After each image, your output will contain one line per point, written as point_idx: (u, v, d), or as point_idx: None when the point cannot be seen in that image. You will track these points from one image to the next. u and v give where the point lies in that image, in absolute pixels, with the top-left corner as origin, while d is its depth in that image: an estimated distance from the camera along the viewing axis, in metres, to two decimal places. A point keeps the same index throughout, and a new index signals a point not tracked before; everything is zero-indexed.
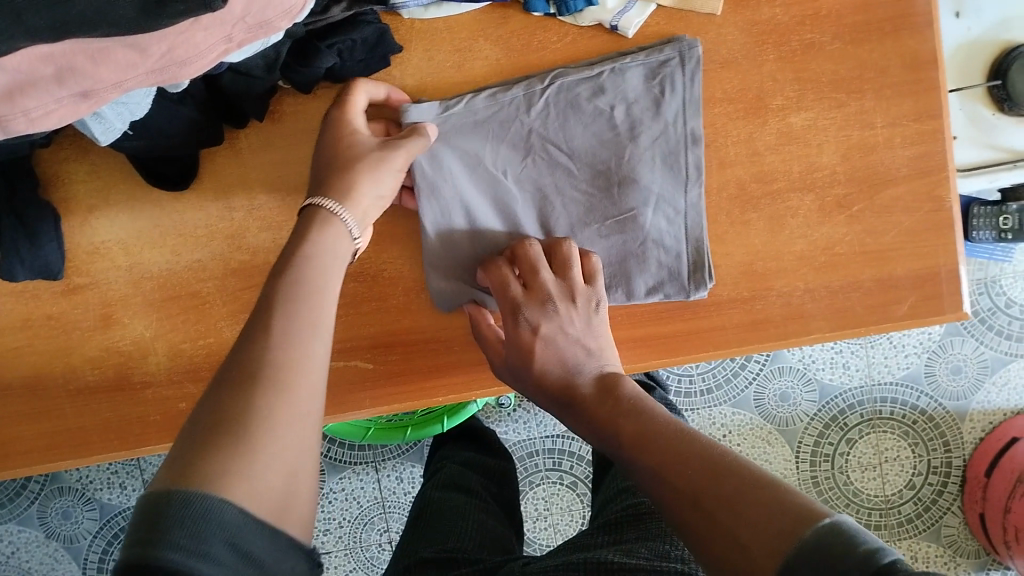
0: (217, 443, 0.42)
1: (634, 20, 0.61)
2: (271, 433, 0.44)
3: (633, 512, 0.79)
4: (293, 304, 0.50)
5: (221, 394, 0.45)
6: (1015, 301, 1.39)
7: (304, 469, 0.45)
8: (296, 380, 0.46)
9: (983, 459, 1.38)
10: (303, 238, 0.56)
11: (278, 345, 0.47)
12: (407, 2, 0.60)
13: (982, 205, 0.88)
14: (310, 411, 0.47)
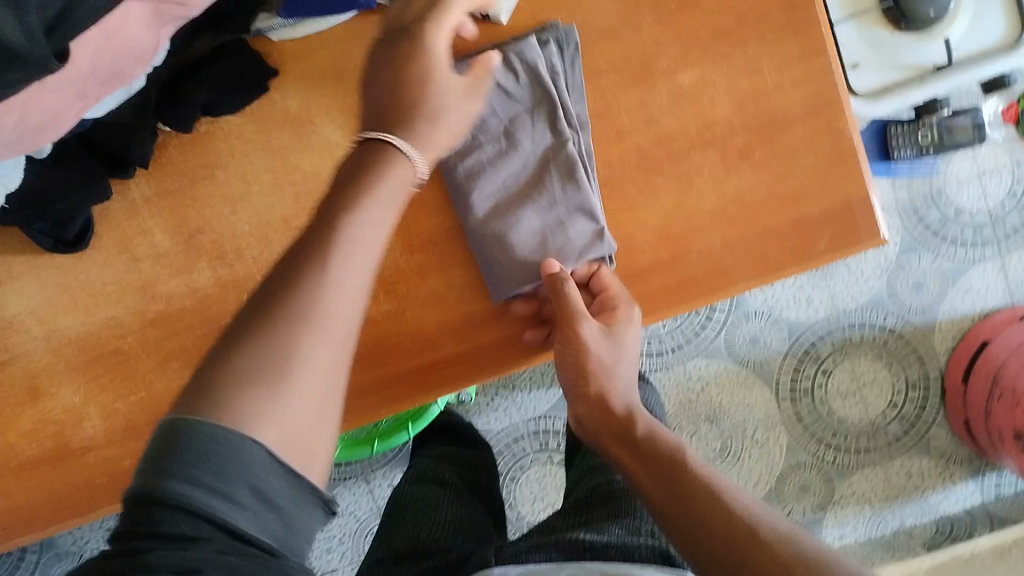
0: (241, 381, 0.42)
1: (504, 4, 0.61)
2: (305, 372, 0.43)
3: (601, 491, 0.79)
4: (341, 238, 0.47)
5: (250, 329, 0.43)
6: (964, 209, 1.39)
7: (331, 409, 0.44)
8: (338, 318, 0.45)
9: (959, 366, 1.39)
10: (357, 171, 0.52)
11: (334, 279, 0.45)
12: (272, 26, 0.60)
13: (899, 124, 0.88)
14: (347, 350, 0.45)
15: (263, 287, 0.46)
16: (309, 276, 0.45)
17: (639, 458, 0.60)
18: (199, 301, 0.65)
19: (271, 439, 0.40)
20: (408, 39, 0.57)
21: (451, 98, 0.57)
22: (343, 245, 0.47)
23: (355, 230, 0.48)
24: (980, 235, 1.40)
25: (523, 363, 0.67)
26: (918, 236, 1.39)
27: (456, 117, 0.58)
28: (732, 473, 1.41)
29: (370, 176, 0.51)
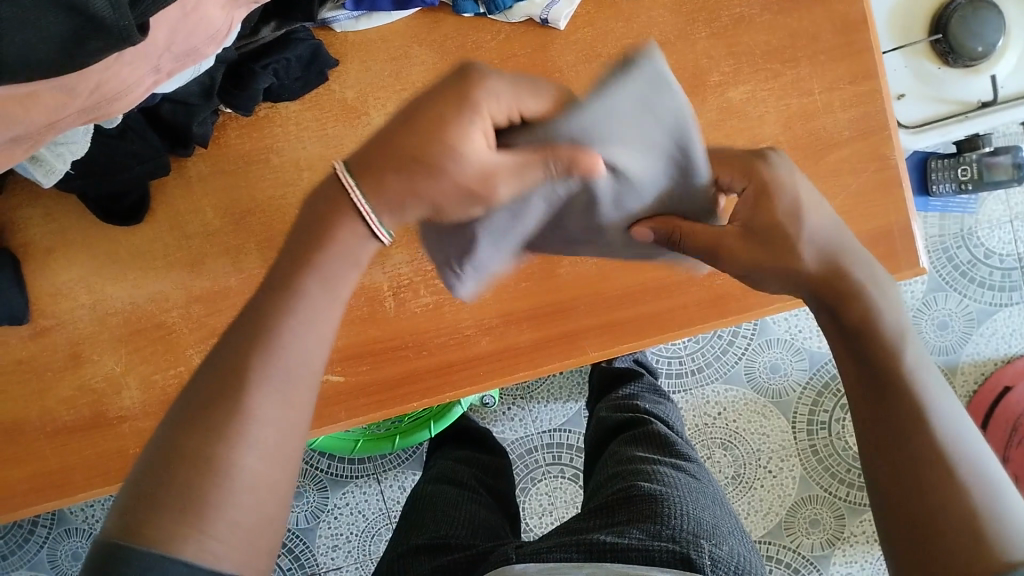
0: (166, 506, 0.38)
1: (563, 11, 0.62)
2: (235, 489, 0.39)
3: (624, 494, 0.79)
4: (264, 354, 0.42)
5: (176, 445, 0.40)
6: (993, 251, 1.39)
7: (276, 506, 0.41)
8: (265, 432, 0.41)
9: (979, 409, 1.39)
10: (299, 259, 0.45)
11: (256, 401, 0.41)
12: (337, 17, 0.62)
13: (939, 158, 0.89)
14: (282, 464, 0.42)
15: (191, 393, 0.42)
16: (225, 403, 0.41)
17: (859, 362, 0.50)
18: (242, 282, 0.66)
19: (217, 557, 0.38)
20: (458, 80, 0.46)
21: (461, 165, 0.46)
22: (274, 362, 0.43)
23: (294, 337, 0.43)
24: (1008, 279, 1.39)
25: (553, 365, 0.68)
26: (946, 276, 1.39)
27: (439, 192, 0.47)
28: (744, 500, 1.40)
29: (325, 240, 0.46)
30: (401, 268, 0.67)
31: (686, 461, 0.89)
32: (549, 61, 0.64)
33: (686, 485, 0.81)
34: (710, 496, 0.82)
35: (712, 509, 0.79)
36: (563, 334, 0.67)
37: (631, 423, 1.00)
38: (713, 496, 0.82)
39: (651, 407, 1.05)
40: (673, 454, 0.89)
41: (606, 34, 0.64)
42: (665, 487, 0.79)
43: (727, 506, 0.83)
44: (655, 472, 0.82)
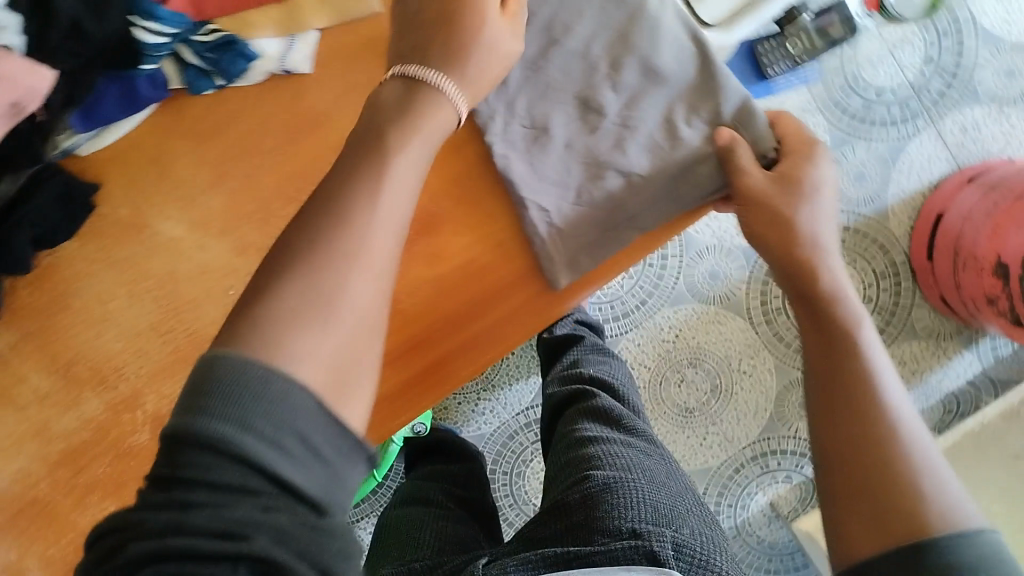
0: (260, 325, 0.42)
1: (301, 57, 0.59)
2: (334, 308, 0.44)
3: (574, 493, 0.74)
4: (364, 185, 0.48)
5: (270, 279, 0.44)
6: (883, 88, 1.29)
7: (365, 356, 0.45)
8: (350, 316, 0.44)
9: (921, 244, 1.28)
10: (379, 132, 0.52)
11: (370, 220, 0.47)
12: (77, 142, 0.58)
13: (766, 40, 0.84)
14: (350, 367, 0.44)
15: (267, 266, 0.45)
16: (328, 236, 0.45)
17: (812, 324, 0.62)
18: (96, 430, 0.63)
19: (307, 377, 0.41)
20: (408, 87, 0.54)
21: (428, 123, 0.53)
22: (354, 254, 0.45)
23: (370, 235, 0.46)
24: (907, 109, 1.29)
25: (433, 399, 0.64)
26: (846, 128, 1.29)
27: (401, 142, 0.51)
28: (729, 410, 1.32)
29: (398, 130, 0.51)
30: None
31: (636, 435, 0.84)
32: (311, 107, 0.61)
33: (638, 460, 0.78)
34: (663, 466, 0.80)
35: (667, 482, 0.77)
36: (427, 367, 0.63)
37: (574, 401, 0.94)
38: (664, 474, 0.78)
39: (595, 373, 0.98)
40: (623, 430, 0.84)
41: (354, 60, 0.61)
42: (620, 471, 0.75)
43: (682, 477, 0.80)
44: (603, 457, 0.78)
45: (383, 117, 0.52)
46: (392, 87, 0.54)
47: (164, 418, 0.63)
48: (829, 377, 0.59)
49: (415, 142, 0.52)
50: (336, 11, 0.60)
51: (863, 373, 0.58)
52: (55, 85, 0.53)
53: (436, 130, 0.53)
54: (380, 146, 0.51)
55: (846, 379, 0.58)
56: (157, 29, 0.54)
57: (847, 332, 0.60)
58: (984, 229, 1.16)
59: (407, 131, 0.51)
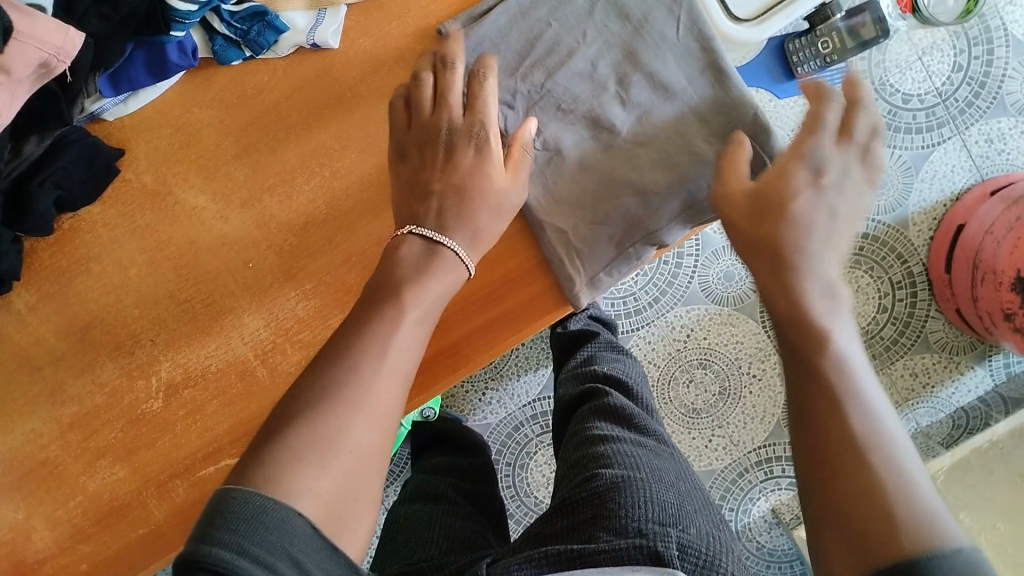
0: (269, 456, 0.43)
1: (329, 30, 0.59)
2: (336, 449, 0.44)
3: (583, 491, 0.75)
4: (376, 329, 0.49)
5: (286, 418, 0.45)
6: (910, 94, 1.27)
7: (369, 495, 0.45)
8: (350, 452, 0.45)
9: (939, 255, 1.27)
10: (407, 271, 0.53)
11: (377, 358, 0.48)
12: (104, 106, 0.58)
13: (796, 38, 0.85)
14: (347, 497, 0.44)
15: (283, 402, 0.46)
16: (334, 372, 0.47)
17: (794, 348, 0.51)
18: (109, 395, 0.64)
19: (307, 509, 0.42)
20: (426, 249, 0.54)
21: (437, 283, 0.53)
22: (358, 398, 0.46)
23: (373, 381, 0.47)
24: (932, 117, 1.27)
25: (444, 384, 0.65)
26: None
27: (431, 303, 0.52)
28: (737, 413, 1.31)
29: (417, 276, 0.53)
30: (260, 335, 0.63)
31: (648, 435, 0.84)
32: (336, 83, 0.61)
33: (646, 461, 0.77)
34: (673, 468, 0.79)
35: (676, 485, 0.76)
36: (445, 349, 0.64)
37: (588, 396, 0.93)
38: (675, 471, 0.78)
39: (609, 369, 0.97)
40: (636, 430, 0.83)
41: (383, 38, 0.61)
42: (629, 470, 0.74)
43: (692, 481, 0.79)
44: (615, 456, 0.77)
45: (400, 256, 0.54)
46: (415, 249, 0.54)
47: (175, 386, 0.63)
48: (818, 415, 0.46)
49: (424, 295, 0.52)
50: None
51: (835, 386, 0.47)
52: (84, 45, 0.53)
53: (441, 269, 0.54)
54: (397, 283, 0.52)
55: (809, 398, 0.47)
56: None
57: (816, 337, 0.50)
58: (1003, 246, 1.14)
59: (419, 281, 0.52)
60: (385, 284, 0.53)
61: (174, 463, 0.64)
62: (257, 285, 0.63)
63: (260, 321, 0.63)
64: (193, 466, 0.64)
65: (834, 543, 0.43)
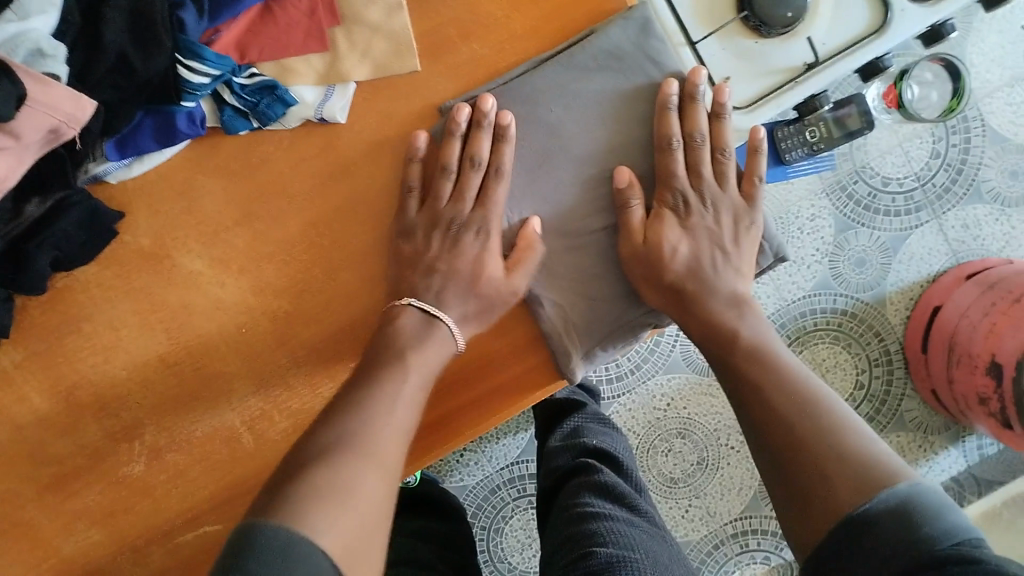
0: (288, 496, 0.46)
1: (338, 105, 0.60)
2: (348, 488, 0.48)
3: (578, 570, 0.74)
4: (377, 385, 0.55)
5: (297, 471, 0.48)
6: (890, 177, 1.30)
7: (377, 530, 0.48)
8: (360, 500, 0.48)
9: (915, 334, 1.29)
10: (392, 343, 0.58)
11: (384, 415, 0.54)
12: (107, 168, 0.59)
13: (784, 126, 0.87)
14: (360, 542, 0.46)
15: (292, 460, 0.50)
16: (341, 418, 0.53)
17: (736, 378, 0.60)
18: (90, 457, 0.63)
19: (328, 545, 0.44)
20: (425, 320, 0.61)
21: (427, 351, 0.59)
22: (369, 448, 0.51)
23: (382, 428, 0.53)
24: (911, 201, 1.31)
25: (431, 458, 0.62)
26: (850, 214, 1.30)
27: (422, 366, 0.58)
28: (715, 484, 1.31)
29: (406, 350, 0.58)
30: (249, 401, 0.63)
31: (639, 515, 0.84)
32: (340, 155, 0.62)
33: (637, 541, 0.77)
34: (661, 549, 0.79)
35: (667, 567, 0.75)
36: (435, 421, 0.62)
37: (576, 472, 0.93)
38: (666, 557, 0.78)
39: (599, 444, 0.97)
40: (626, 508, 0.84)
41: (389, 114, 0.62)
42: (623, 551, 0.74)
43: (680, 562, 0.79)
44: (607, 533, 0.77)
45: (390, 330, 0.60)
46: (401, 326, 0.60)
47: (159, 450, 0.63)
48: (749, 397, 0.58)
49: (422, 356, 0.58)
50: (376, 65, 0.61)
51: (767, 375, 0.59)
52: (95, 113, 0.54)
53: (439, 340, 0.60)
54: (389, 356, 0.57)
55: (752, 383, 0.59)
56: (204, 70, 0.55)
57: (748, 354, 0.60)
58: (980, 330, 1.16)
59: (414, 349, 0.58)
60: (383, 355, 0.58)
61: (152, 528, 0.63)
62: (248, 353, 0.62)
63: (250, 388, 0.63)
64: (172, 532, 0.63)
65: (817, 516, 0.51)
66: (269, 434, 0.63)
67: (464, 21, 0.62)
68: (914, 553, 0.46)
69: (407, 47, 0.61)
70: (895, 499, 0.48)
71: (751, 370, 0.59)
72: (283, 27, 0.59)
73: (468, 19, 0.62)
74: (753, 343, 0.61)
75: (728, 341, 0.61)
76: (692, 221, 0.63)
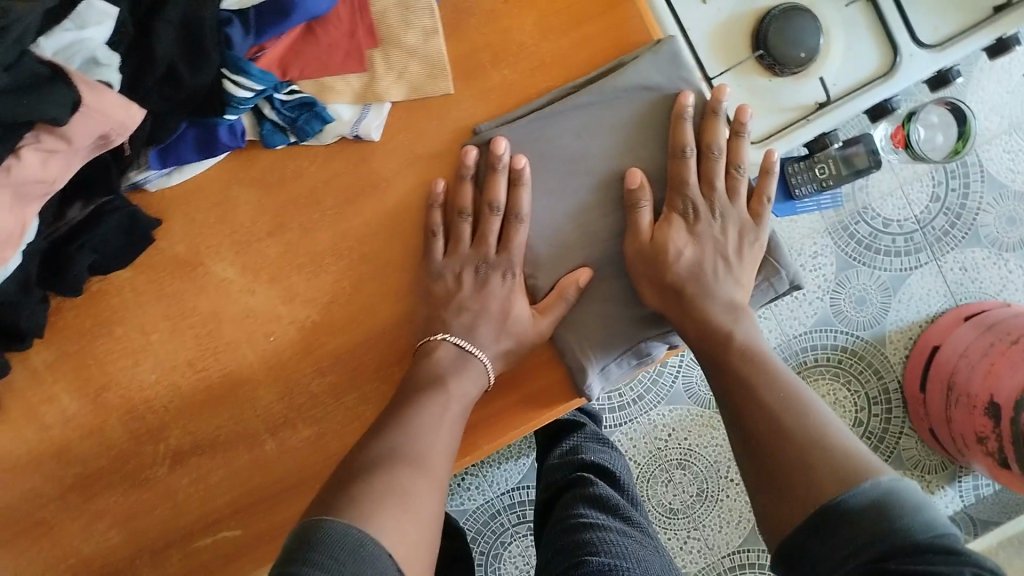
0: (353, 497, 0.52)
1: (373, 124, 0.63)
2: (402, 498, 0.53)
3: None
4: (418, 407, 0.60)
5: (356, 478, 0.54)
6: (891, 219, 1.33)
7: (429, 539, 0.53)
8: (416, 507, 0.54)
9: (914, 373, 1.31)
10: (434, 373, 0.63)
11: (426, 431, 0.59)
12: (147, 177, 0.61)
13: (795, 162, 0.90)
14: (418, 547, 0.52)
15: (348, 470, 0.55)
16: (391, 436, 0.58)
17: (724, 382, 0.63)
18: (115, 457, 0.64)
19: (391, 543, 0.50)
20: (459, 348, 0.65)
21: (465, 378, 0.63)
22: (418, 464, 0.56)
23: (430, 453, 0.58)
24: (911, 243, 1.33)
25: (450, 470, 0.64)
26: (852, 253, 1.33)
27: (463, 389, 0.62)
28: (713, 516, 1.31)
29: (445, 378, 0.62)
30: (273, 407, 0.64)
31: (631, 525, 0.85)
32: (373, 172, 0.64)
33: (631, 551, 0.78)
34: (656, 560, 0.80)
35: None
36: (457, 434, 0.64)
37: (573, 485, 0.94)
38: (659, 567, 0.79)
39: (596, 460, 0.98)
40: (622, 519, 0.85)
41: (422, 133, 0.64)
42: (614, 559, 0.75)
43: (674, 573, 0.80)
44: (600, 542, 0.78)
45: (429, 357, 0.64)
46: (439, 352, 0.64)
47: (182, 454, 0.64)
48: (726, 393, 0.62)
49: (467, 392, 0.63)
50: (411, 87, 0.63)
51: (757, 375, 0.61)
52: (142, 123, 0.56)
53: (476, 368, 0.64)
54: (431, 387, 0.61)
55: (742, 382, 0.61)
56: (249, 85, 0.57)
57: (742, 353, 0.63)
58: (979, 369, 1.18)
59: (452, 377, 0.63)
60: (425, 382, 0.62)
61: (170, 531, 0.64)
62: (275, 362, 0.64)
63: (275, 395, 0.64)
64: (191, 535, 0.65)
65: (797, 505, 0.53)
66: (291, 441, 0.64)
67: (498, 47, 0.64)
68: (893, 541, 0.48)
69: (441, 70, 0.63)
70: (873, 496, 0.50)
71: (739, 365, 0.62)
72: (324, 44, 0.60)
73: (501, 46, 0.64)
74: (744, 341, 0.63)
75: (721, 340, 0.64)
76: (700, 227, 0.66)
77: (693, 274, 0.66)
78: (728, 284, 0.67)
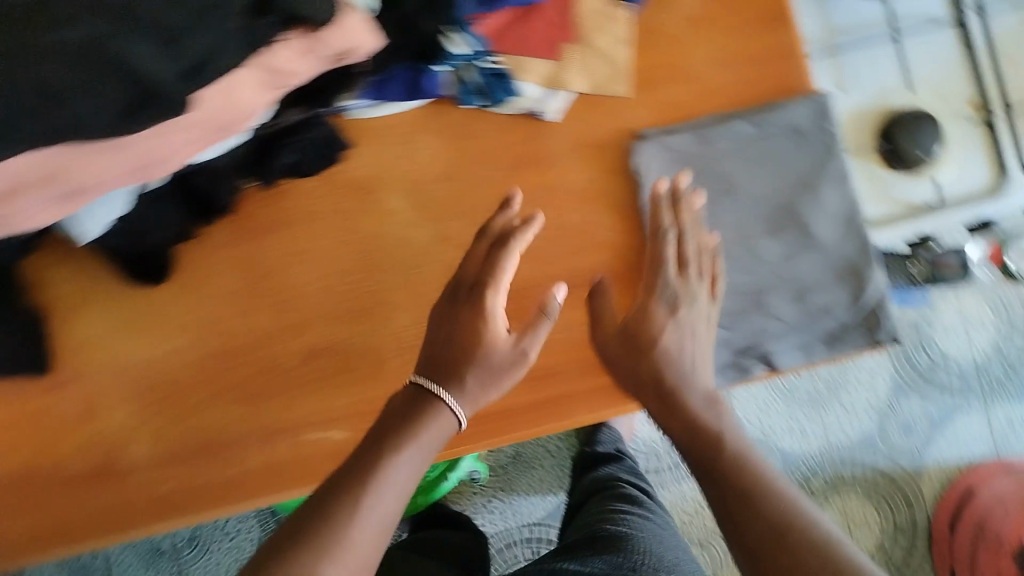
0: (307, 541, 0.45)
1: (554, 105, 0.71)
2: (355, 539, 0.46)
3: (590, 539, 0.84)
4: (414, 438, 0.53)
5: (323, 504, 0.47)
6: (950, 356, 1.36)
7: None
8: (363, 554, 0.46)
9: (947, 509, 1.33)
10: (442, 379, 0.57)
11: (402, 465, 0.51)
12: (353, 105, 0.70)
13: (894, 257, 1.03)
14: None
15: (312, 499, 0.48)
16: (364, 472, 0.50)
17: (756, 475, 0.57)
18: (256, 339, 0.71)
19: None
20: (471, 313, 0.60)
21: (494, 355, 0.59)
22: (377, 497, 0.48)
23: (388, 499, 0.49)
24: (966, 383, 1.36)
25: (545, 427, 0.72)
26: (906, 379, 1.36)
27: (478, 381, 0.58)
28: None
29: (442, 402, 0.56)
30: (403, 330, 0.71)
31: (652, 511, 0.93)
32: (542, 148, 0.72)
33: (650, 526, 0.86)
34: (674, 540, 0.87)
35: (675, 551, 0.84)
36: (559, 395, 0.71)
37: (598, 485, 1.04)
38: (676, 545, 0.86)
39: (631, 478, 1.04)
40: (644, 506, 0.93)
41: (591, 124, 0.72)
42: (632, 530, 0.84)
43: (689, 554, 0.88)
44: (620, 517, 0.87)
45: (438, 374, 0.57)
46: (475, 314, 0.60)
47: (314, 352, 0.71)
48: (733, 522, 0.52)
49: (424, 433, 0.53)
50: (593, 83, 0.71)
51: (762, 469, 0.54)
52: (375, 52, 0.64)
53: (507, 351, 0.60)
54: (419, 412, 0.55)
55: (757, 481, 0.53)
56: (465, 44, 0.67)
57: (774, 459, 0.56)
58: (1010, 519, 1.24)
59: (440, 407, 0.55)
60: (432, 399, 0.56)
61: (283, 418, 0.71)
62: (416, 291, 0.72)
63: (408, 317, 0.71)
64: (304, 427, 0.71)
65: None
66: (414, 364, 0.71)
67: (675, 69, 0.71)
68: None
69: (621, 75, 0.70)
70: None
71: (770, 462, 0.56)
72: (532, 29, 0.69)
73: (678, 68, 0.71)
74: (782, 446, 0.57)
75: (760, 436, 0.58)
76: (683, 313, 0.62)
77: (682, 360, 0.61)
78: (833, 322, 0.72)
